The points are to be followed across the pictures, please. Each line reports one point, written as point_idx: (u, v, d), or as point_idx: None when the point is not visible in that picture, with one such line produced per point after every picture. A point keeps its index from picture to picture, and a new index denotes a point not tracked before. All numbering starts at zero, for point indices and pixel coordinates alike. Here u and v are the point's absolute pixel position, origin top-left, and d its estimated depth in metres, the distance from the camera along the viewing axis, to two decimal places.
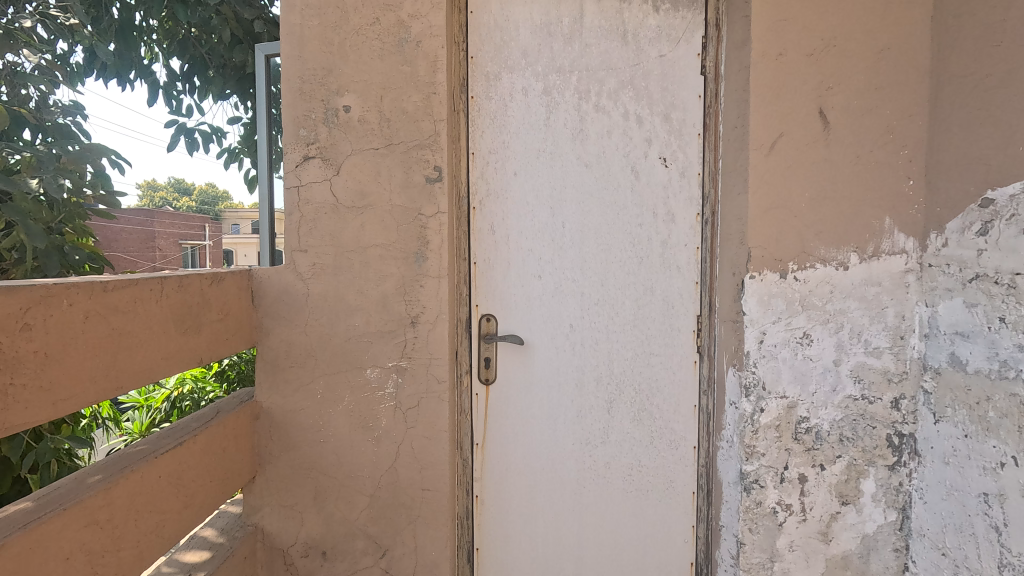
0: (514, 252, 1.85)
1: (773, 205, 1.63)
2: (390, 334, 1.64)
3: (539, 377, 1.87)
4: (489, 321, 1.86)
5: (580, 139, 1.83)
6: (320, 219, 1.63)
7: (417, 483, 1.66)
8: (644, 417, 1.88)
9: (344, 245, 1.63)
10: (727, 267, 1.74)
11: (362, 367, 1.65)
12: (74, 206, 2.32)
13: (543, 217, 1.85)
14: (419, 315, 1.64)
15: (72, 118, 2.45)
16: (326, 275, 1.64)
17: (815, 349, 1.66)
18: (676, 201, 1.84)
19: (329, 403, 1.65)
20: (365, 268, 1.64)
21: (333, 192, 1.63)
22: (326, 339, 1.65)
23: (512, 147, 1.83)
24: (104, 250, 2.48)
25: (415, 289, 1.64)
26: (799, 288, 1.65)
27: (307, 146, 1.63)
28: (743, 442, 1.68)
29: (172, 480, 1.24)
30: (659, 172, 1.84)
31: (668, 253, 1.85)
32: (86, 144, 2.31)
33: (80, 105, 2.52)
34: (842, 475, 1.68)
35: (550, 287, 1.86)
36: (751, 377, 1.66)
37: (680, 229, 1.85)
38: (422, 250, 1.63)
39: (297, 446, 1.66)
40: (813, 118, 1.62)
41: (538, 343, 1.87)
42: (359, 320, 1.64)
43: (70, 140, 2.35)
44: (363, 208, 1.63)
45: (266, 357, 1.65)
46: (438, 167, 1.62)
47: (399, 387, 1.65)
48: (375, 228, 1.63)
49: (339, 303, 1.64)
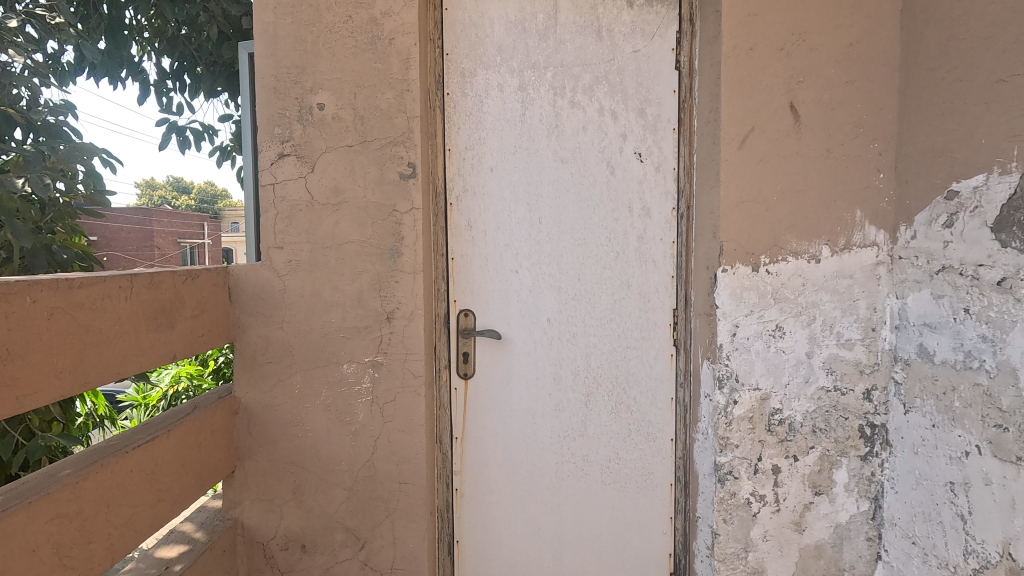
0: (491, 247, 1.87)
1: (745, 199, 1.65)
2: (366, 329, 1.66)
3: (516, 371, 1.89)
4: (467, 316, 1.87)
5: (556, 135, 1.84)
6: (295, 216, 1.65)
7: (395, 476, 1.68)
8: (622, 410, 1.90)
9: (319, 242, 1.65)
10: (701, 260, 1.75)
11: (339, 362, 1.67)
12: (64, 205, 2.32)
13: (520, 212, 1.86)
14: (394, 311, 1.66)
15: (63, 118, 2.45)
16: (303, 272, 1.65)
17: (788, 341, 1.67)
18: (652, 196, 1.86)
19: (307, 398, 1.67)
20: (341, 264, 1.65)
21: (309, 189, 1.64)
22: (303, 334, 1.66)
23: (488, 143, 1.84)
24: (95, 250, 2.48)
25: (390, 285, 1.65)
26: (771, 281, 1.66)
27: (282, 144, 1.64)
28: (717, 434, 1.69)
29: (145, 474, 1.27)
30: (634, 167, 1.85)
31: (644, 247, 1.87)
32: (75, 143, 2.32)
33: (70, 104, 2.52)
34: (815, 466, 1.70)
35: (527, 282, 1.88)
36: (724, 370, 1.68)
37: (656, 223, 1.86)
38: (397, 246, 1.65)
39: (276, 441, 1.68)
40: (784, 113, 1.63)
41: (516, 337, 1.88)
42: (336, 316, 1.66)
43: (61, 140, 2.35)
44: (339, 205, 1.65)
45: (244, 354, 1.67)
46: (412, 163, 1.64)
47: (375, 382, 1.67)
48: (351, 224, 1.65)
49: (315, 299, 1.66)
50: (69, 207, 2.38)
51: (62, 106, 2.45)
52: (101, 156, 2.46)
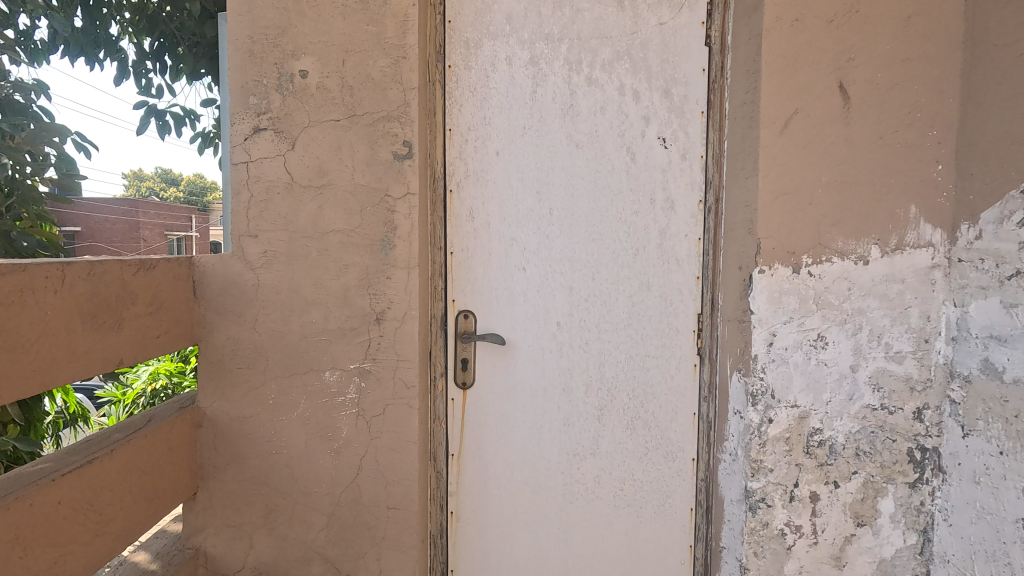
0: (495, 242, 1.66)
1: (787, 191, 1.45)
2: (351, 331, 1.45)
3: (521, 381, 1.68)
4: (467, 318, 1.66)
5: (570, 116, 1.64)
6: (272, 199, 1.43)
7: (383, 501, 1.47)
8: (639, 426, 1.70)
9: (299, 230, 1.43)
10: (733, 260, 1.55)
11: (320, 369, 1.45)
12: (29, 188, 2.06)
13: (529, 202, 1.65)
14: (385, 311, 1.44)
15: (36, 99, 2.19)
16: (280, 264, 1.43)
17: (831, 353, 1.48)
18: (676, 186, 1.66)
19: (282, 410, 1.46)
20: (324, 257, 1.44)
21: (288, 169, 1.43)
22: (279, 336, 1.45)
23: (495, 124, 1.64)
24: (63, 238, 2.20)
25: (381, 281, 1.44)
26: (813, 284, 1.46)
27: (257, 116, 1.42)
28: (749, 456, 1.50)
29: (78, 505, 1.05)
30: (657, 153, 1.65)
31: (666, 244, 1.67)
32: (45, 122, 2.05)
33: (44, 85, 2.25)
34: (858, 494, 1.51)
35: (536, 282, 1.67)
36: (758, 385, 1.48)
37: (680, 217, 1.66)
38: (390, 236, 1.43)
39: (245, 458, 1.46)
40: (832, 93, 1.43)
41: (521, 343, 1.68)
42: (318, 315, 1.44)
43: (32, 121, 2.07)
44: (322, 188, 1.43)
45: (209, 357, 1.45)
46: (408, 142, 1.42)
47: (362, 392, 1.45)
48: (336, 211, 1.43)
49: (294, 296, 1.44)
50: (36, 192, 2.11)
51: (35, 88, 2.17)
52: (74, 138, 2.19)
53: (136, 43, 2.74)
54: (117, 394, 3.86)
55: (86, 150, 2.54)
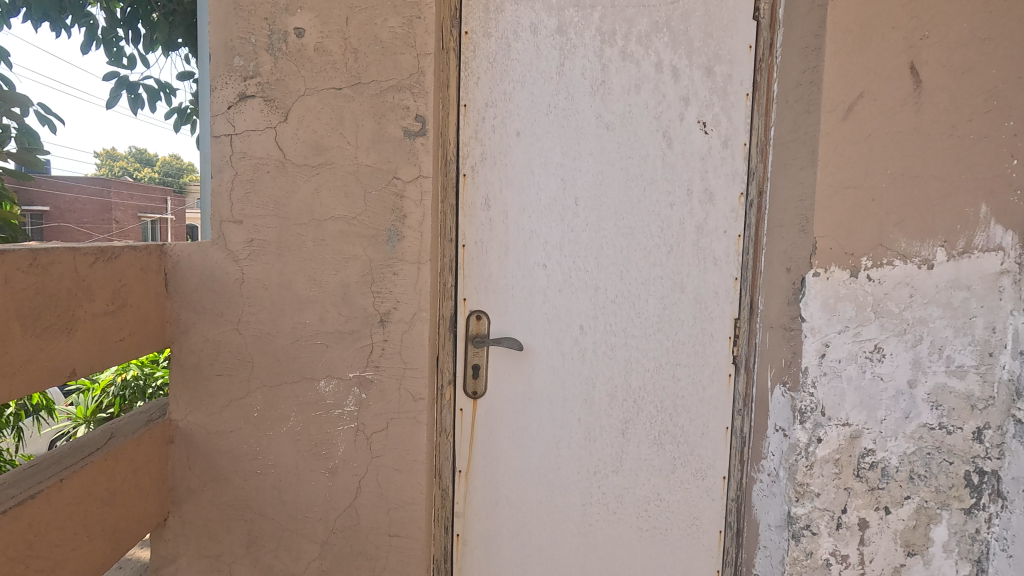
0: (513, 234, 1.48)
1: (846, 184, 1.29)
2: (351, 335, 1.26)
3: (538, 390, 1.51)
4: (479, 319, 1.49)
5: (601, 94, 1.46)
6: (260, 179, 1.22)
7: (384, 528, 1.29)
8: (667, 440, 1.54)
9: (292, 216, 1.23)
10: (780, 261, 1.40)
11: (314, 377, 1.26)
12: None
13: (551, 190, 1.48)
14: (390, 312, 1.26)
15: None
16: (269, 256, 1.23)
17: (888, 367, 1.32)
18: (716, 177, 1.49)
19: (268, 424, 1.26)
20: (321, 247, 1.24)
21: (279, 144, 1.22)
22: (267, 340, 1.25)
23: (516, 100, 1.45)
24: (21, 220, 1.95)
25: (387, 276, 1.25)
26: (872, 289, 1.31)
27: (243, 81, 1.21)
28: (794, 480, 1.35)
29: (14, 553, 0.85)
30: (696, 139, 1.48)
31: (703, 241, 1.51)
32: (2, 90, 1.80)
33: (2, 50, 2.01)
34: (909, 521, 1.37)
35: (557, 281, 1.49)
36: (807, 401, 1.33)
37: (719, 211, 1.50)
38: (397, 225, 1.24)
39: (224, 479, 1.27)
40: (900, 76, 1.27)
41: (538, 348, 1.50)
42: (313, 315, 1.25)
43: None
44: (321, 168, 1.23)
45: (184, 363, 1.24)
46: (421, 116, 1.23)
47: (362, 405, 1.27)
48: (336, 195, 1.23)
49: (285, 292, 1.24)
50: None
51: None
52: (36, 109, 1.95)
53: (106, 8, 2.45)
54: (85, 382, 3.59)
55: (49, 123, 2.29)
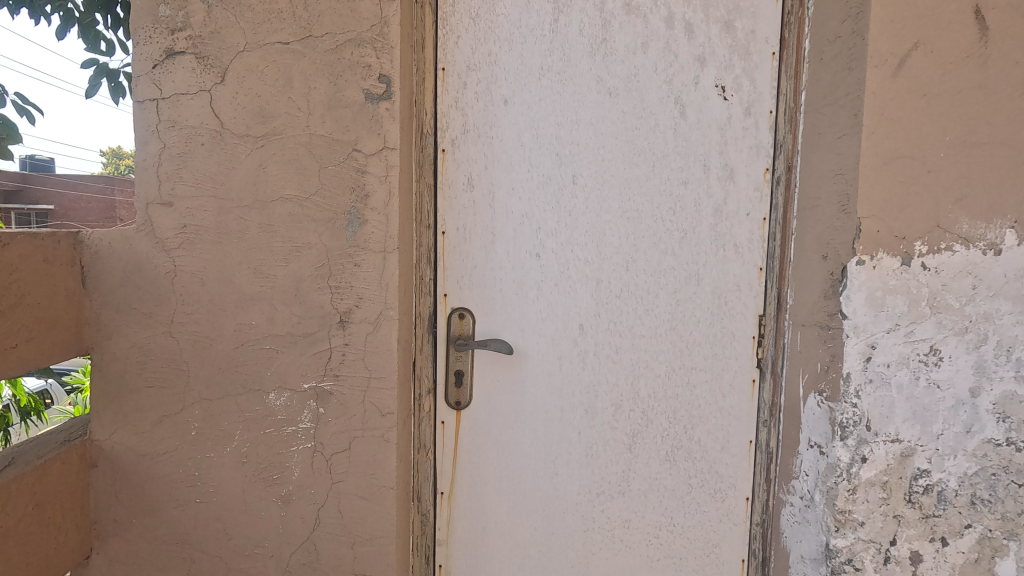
0: (501, 219, 1.28)
1: (896, 154, 1.07)
2: (306, 339, 1.06)
3: (531, 400, 1.30)
4: (462, 318, 1.29)
5: (602, 54, 1.25)
6: (193, 152, 1.02)
7: (347, 566, 1.09)
8: (681, 457, 1.34)
9: (233, 197, 1.03)
10: (814, 248, 1.19)
11: (262, 388, 1.06)
12: None
13: (545, 168, 1.27)
14: (350, 311, 1.06)
15: None
16: (206, 244, 1.04)
17: (946, 372, 1.11)
18: (737, 151, 1.28)
19: (209, 444, 1.07)
20: (268, 234, 1.04)
21: (216, 110, 1.02)
22: (204, 344, 1.05)
23: (503, 62, 1.25)
24: None
25: (347, 268, 1.05)
26: (927, 280, 1.09)
27: (171, 34, 1.00)
28: (833, 506, 1.14)
29: None
30: (714, 106, 1.27)
31: (722, 226, 1.30)
32: None
33: None
34: (970, 554, 1.15)
35: (553, 273, 1.29)
36: (849, 413, 1.12)
37: (741, 191, 1.29)
38: (358, 207, 1.04)
39: (158, 509, 1.07)
40: (962, 21, 1.05)
41: (531, 352, 1.30)
42: (260, 314, 1.05)
43: None
44: (267, 138, 1.03)
45: (107, 373, 1.05)
46: (384, 76, 1.03)
47: (320, 421, 1.07)
48: (284, 171, 1.03)
49: (225, 287, 1.04)
50: None
51: None
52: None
53: None
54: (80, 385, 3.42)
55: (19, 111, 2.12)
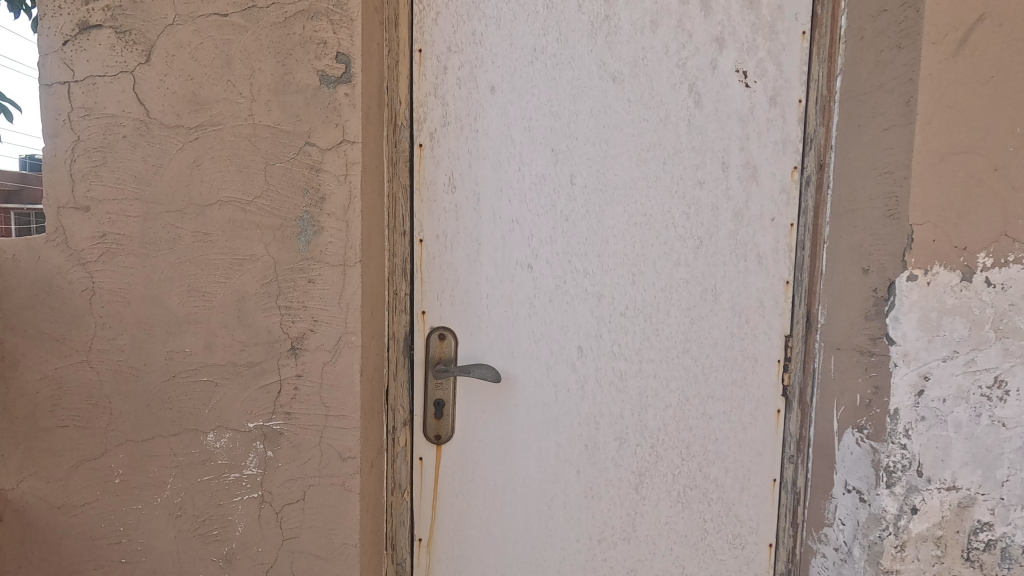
0: (487, 225, 1.10)
1: (956, 149, 0.90)
2: (250, 369, 0.89)
3: (522, 433, 1.13)
4: (442, 340, 1.11)
5: (604, 33, 1.08)
6: (113, 146, 0.85)
7: None
8: (694, 498, 1.16)
9: (162, 200, 0.86)
10: (853, 260, 1.01)
11: (199, 428, 0.89)
12: None
13: (538, 165, 1.10)
14: (304, 336, 0.89)
15: None
16: (130, 256, 0.86)
17: (1012, 409, 0.93)
18: (761, 146, 1.11)
19: (136, 494, 0.89)
20: (204, 245, 0.87)
21: (140, 95, 0.85)
22: (129, 376, 0.88)
23: (489, 43, 1.07)
24: None
25: (300, 285, 0.88)
26: (992, 300, 0.91)
27: (85, 3, 0.83)
28: (877, 566, 0.96)
29: None
30: (734, 94, 1.10)
31: (742, 233, 1.12)
32: None
33: None
34: None
35: (547, 287, 1.12)
36: (896, 456, 0.95)
37: (765, 193, 1.12)
38: (312, 212, 0.87)
39: (77, 570, 0.90)
40: None
41: (522, 378, 1.12)
42: (196, 340, 0.88)
43: None
44: (202, 129, 0.86)
45: (13, 410, 0.88)
46: (343, 55, 0.86)
47: (268, 467, 0.90)
48: (223, 169, 0.86)
49: (154, 308, 0.87)
50: None
51: None
52: None
53: None
54: None
55: None
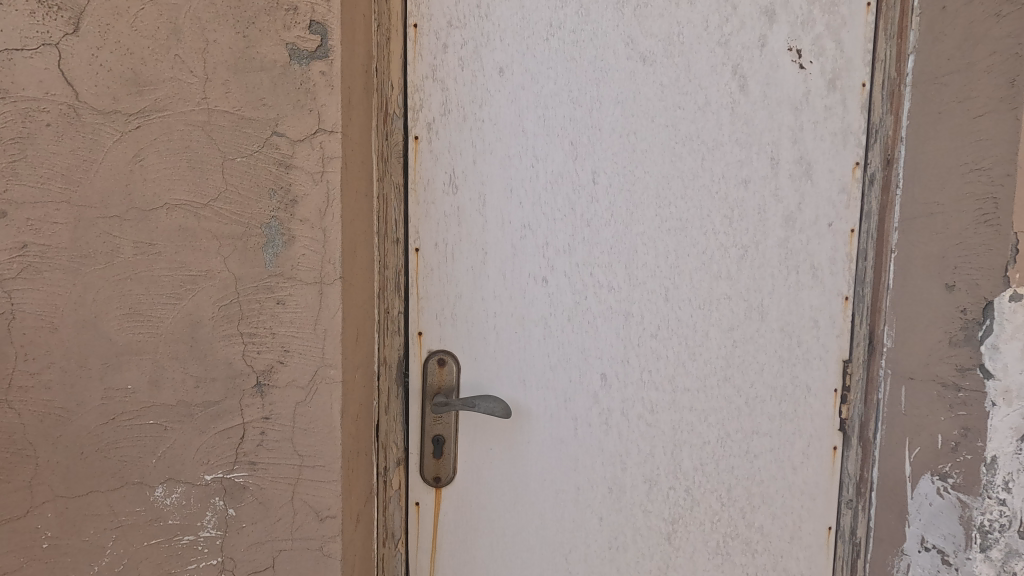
0: (495, 231, 0.94)
1: None
2: (206, 410, 0.72)
3: (536, 475, 0.97)
4: (442, 366, 0.95)
5: (633, 5, 0.91)
6: (34, 137, 0.69)
7: None
8: (736, 550, 1.00)
9: (97, 204, 0.70)
10: (934, 274, 0.86)
11: (144, 481, 0.73)
12: None
13: (555, 162, 0.93)
14: (272, 369, 0.73)
15: None
16: (57, 271, 0.70)
17: None
18: (816, 138, 0.94)
19: (68, 562, 0.73)
20: (150, 258, 0.71)
21: (67, 73, 0.69)
22: (57, 419, 0.72)
23: (496, 17, 0.91)
24: None
25: (267, 307, 0.72)
26: None
27: None
28: None
29: None
30: (785, 77, 0.93)
31: (794, 241, 0.95)
32: None
33: None
34: None
35: (565, 304, 0.95)
36: (995, 514, 0.80)
37: (821, 194, 0.95)
38: (281, 218, 0.71)
39: None
40: None
41: (536, 410, 0.96)
42: (140, 375, 0.72)
43: None
44: (145, 115, 0.70)
45: None
46: (318, 25, 0.70)
47: (230, 529, 0.74)
48: (172, 166, 0.70)
49: (88, 335, 0.71)
50: None
51: None
52: None
53: None
54: None
55: None
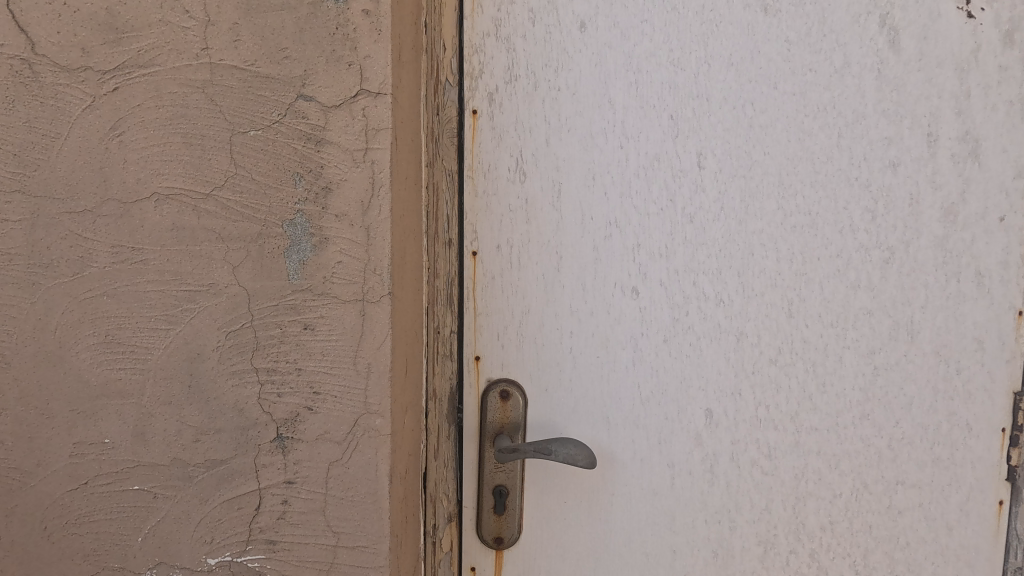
0: (573, 230, 0.75)
1: None
2: (210, 472, 0.54)
3: (624, 536, 0.77)
4: (506, 399, 0.76)
5: None
6: None
7: None
8: None
9: (62, 193, 0.52)
10: None
11: (129, 567, 0.54)
12: None
13: (649, 142, 0.74)
14: (296, 418, 0.54)
15: None
16: (10, 286, 0.52)
17: None
18: (988, 109, 0.73)
19: None
20: (134, 267, 0.52)
21: (20, 16, 0.50)
22: (12, 485, 0.53)
23: None
24: None
25: (290, 334, 0.53)
26: None
27: None
28: None
29: None
30: (949, 30, 0.72)
31: (954, 240, 0.75)
32: None
33: None
34: None
35: (661, 322, 0.76)
36: None
37: (992, 180, 0.74)
38: (310, 214, 0.52)
39: None
40: None
41: (623, 455, 0.77)
42: (121, 425, 0.53)
43: None
44: (126, 73, 0.51)
45: None
46: None
47: None
48: (163, 142, 0.52)
49: (51, 371, 0.53)
50: None
51: None
52: None
53: None
54: None
55: None
